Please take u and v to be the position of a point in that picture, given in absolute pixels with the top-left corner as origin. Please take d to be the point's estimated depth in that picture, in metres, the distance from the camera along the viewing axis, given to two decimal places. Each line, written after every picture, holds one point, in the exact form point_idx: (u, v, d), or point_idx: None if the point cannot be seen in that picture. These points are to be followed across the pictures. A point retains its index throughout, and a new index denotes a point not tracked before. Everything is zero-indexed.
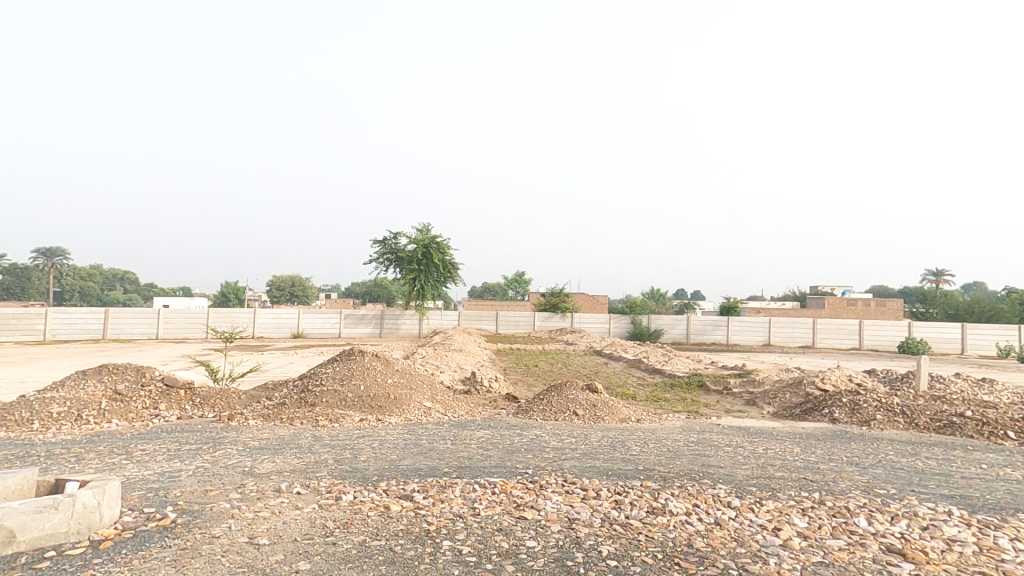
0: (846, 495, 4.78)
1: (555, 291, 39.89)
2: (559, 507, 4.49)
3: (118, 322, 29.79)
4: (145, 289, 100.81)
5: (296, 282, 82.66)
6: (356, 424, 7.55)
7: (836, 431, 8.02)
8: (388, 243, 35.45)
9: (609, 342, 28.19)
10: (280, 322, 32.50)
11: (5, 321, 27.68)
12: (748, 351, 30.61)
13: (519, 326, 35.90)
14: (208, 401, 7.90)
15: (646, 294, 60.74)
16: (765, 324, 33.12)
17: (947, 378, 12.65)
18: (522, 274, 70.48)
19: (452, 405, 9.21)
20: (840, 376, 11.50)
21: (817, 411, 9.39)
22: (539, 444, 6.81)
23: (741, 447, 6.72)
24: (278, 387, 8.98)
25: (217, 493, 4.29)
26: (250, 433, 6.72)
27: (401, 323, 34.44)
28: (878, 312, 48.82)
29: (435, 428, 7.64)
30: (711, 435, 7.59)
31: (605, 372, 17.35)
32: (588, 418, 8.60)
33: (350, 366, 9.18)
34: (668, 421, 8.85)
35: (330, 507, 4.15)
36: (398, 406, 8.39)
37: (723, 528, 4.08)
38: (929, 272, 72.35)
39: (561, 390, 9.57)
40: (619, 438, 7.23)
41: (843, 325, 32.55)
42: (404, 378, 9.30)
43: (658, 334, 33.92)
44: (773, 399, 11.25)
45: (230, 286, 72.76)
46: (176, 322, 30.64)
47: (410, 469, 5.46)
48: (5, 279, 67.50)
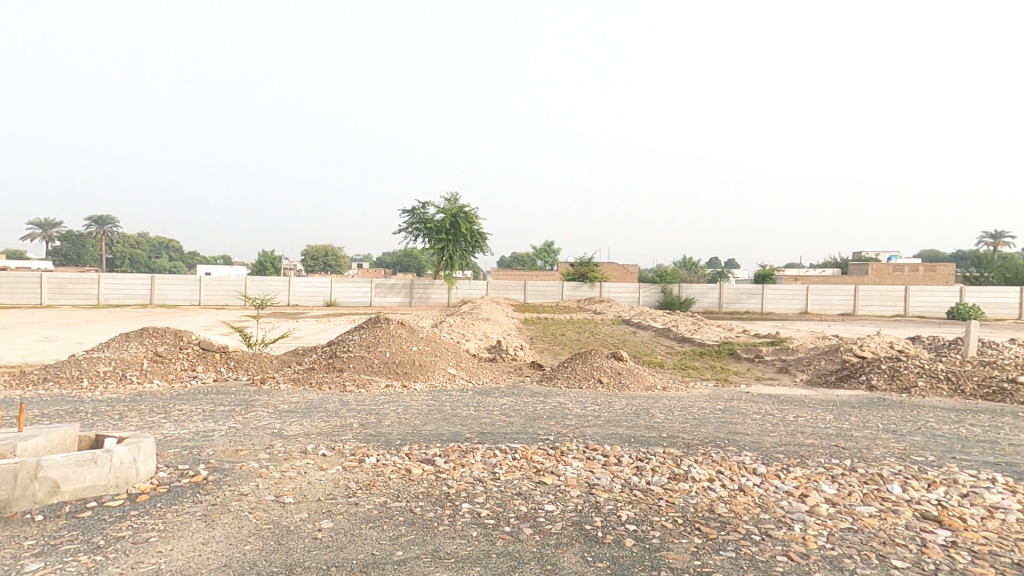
0: (880, 462, 4.60)
1: (583, 261, 39.52)
2: (579, 473, 4.48)
3: (163, 289, 31.11)
4: (188, 258, 105.00)
5: (330, 252, 84.53)
6: (383, 390, 7.73)
7: (873, 398, 7.73)
8: (416, 213, 35.57)
9: (639, 311, 27.88)
10: (313, 292, 33.41)
11: (62, 285, 29.39)
12: (783, 319, 29.80)
13: (547, 296, 35.86)
14: (242, 365, 8.19)
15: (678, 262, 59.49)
16: (803, 291, 32.06)
17: (998, 344, 12.01)
18: (551, 243, 69.94)
19: (477, 372, 9.32)
20: (880, 343, 11.06)
21: (854, 378, 9.08)
22: (561, 411, 6.82)
23: (770, 414, 6.55)
24: (308, 352, 9.24)
25: (246, 453, 4.44)
26: (281, 397, 6.95)
27: (430, 293, 34.87)
28: (926, 277, 46.53)
29: (459, 395, 7.76)
30: (739, 402, 7.44)
31: (633, 341, 17.20)
32: (612, 385, 8.57)
33: (376, 333, 9.35)
34: (695, 388, 8.72)
35: (353, 469, 4.25)
36: (423, 373, 8.54)
37: (747, 494, 3.99)
38: (984, 235, 68.04)
39: (585, 358, 9.54)
40: (643, 406, 7.16)
41: (887, 291, 31.18)
42: (429, 346, 9.41)
43: (689, 303, 33.32)
44: (807, 366, 10.94)
45: (267, 255, 75.14)
46: (217, 289, 31.78)
47: (433, 434, 5.54)
48: (61, 247, 71.51)
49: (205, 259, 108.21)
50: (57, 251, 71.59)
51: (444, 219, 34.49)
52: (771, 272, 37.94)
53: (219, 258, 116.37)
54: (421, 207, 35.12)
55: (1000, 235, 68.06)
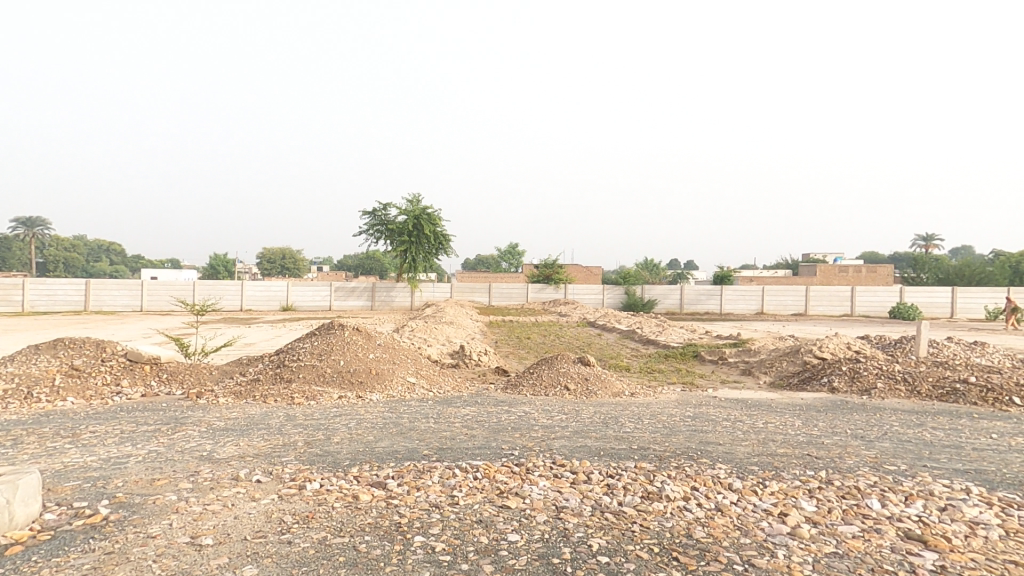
0: (855, 473, 4.43)
1: (547, 263, 39.42)
2: (546, 494, 4.11)
3: (100, 295, 29.08)
4: (133, 260, 99.32)
5: (289, 254, 81.82)
6: (334, 402, 7.16)
7: (836, 401, 7.70)
8: (377, 215, 34.57)
9: (602, 313, 27.89)
10: (269, 295, 32.02)
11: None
12: (741, 320, 30.51)
13: (512, 298, 35.56)
14: (176, 377, 7.55)
15: (639, 264, 60.35)
16: (758, 292, 32.93)
17: (941, 342, 12.47)
18: (515, 245, 69.69)
19: (438, 379, 8.84)
20: (838, 344, 11.21)
21: (816, 380, 9.10)
22: (526, 422, 6.43)
23: (740, 421, 6.37)
24: (253, 361, 8.57)
25: (165, 483, 3.85)
26: (217, 413, 6.33)
27: (393, 295, 33.99)
28: (869, 278, 48.86)
29: (418, 406, 7.29)
30: (707, 409, 7.26)
31: (598, 343, 17.08)
32: (579, 392, 8.26)
33: (329, 340, 8.72)
34: (663, 394, 8.53)
35: (290, 499, 3.74)
36: (380, 382, 8.00)
37: (725, 515, 3.72)
38: (918, 236, 72.08)
39: (551, 363, 9.22)
40: (611, 414, 6.88)
41: (836, 292, 32.41)
42: (386, 352, 8.87)
43: (652, 304, 33.70)
44: (769, 368, 10.97)
45: (220, 258, 72.03)
46: (161, 294, 29.95)
47: (386, 452, 5.05)
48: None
49: (152, 263, 102.52)
50: None
51: (406, 220, 33.64)
52: (728, 273, 38.88)
53: (168, 261, 110.61)
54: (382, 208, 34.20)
55: (932, 236, 72.67)
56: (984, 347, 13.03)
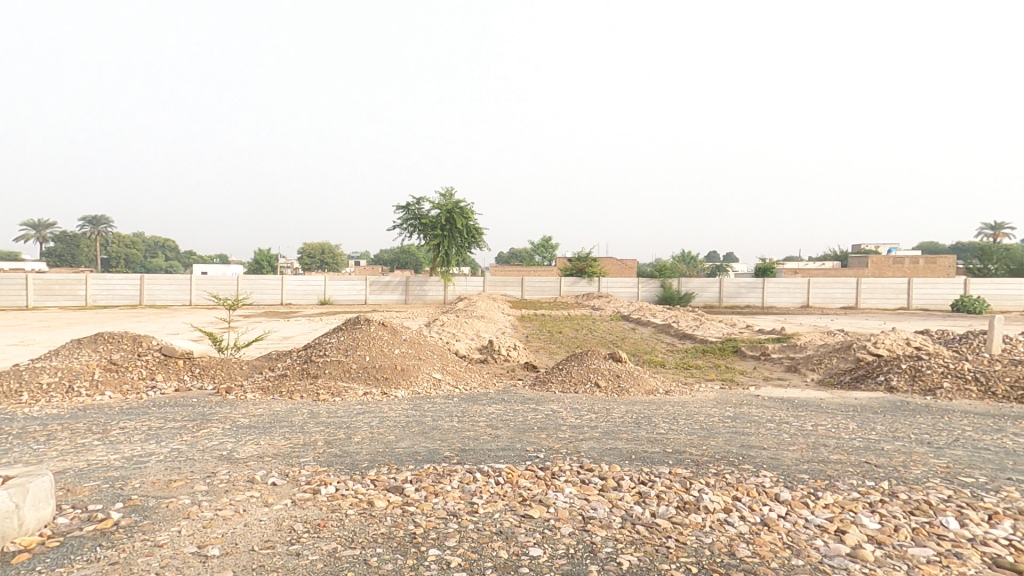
0: (924, 486, 3.94)
1: (580, 256, 38.82)
2: (572, 503, 3.81)
3: (152, 289, 30.40)
4: (184, 256, 104.08)
5: (327, 250, 84.03)
6: (359, 399, 7.07)
7: (895, 402, 7.08)
8: (411, 210, 34.80)
9: (637, 306, 27.19)
10: (307, 289, 32.76)
11: (47, 286, 28.66)
12: (785, 313, 29.21)
13: (545, 292, 35.19)
14: (208, 372, 7.59)
15: (676, 257, 58.78)
16: (803, 285, 31.43)
17: (1011, 338, 11.48)
18: (549, 238, 69.16)
19: (465, 376, 8.66)
20: (895, 339, 10.40)
21: (871, 379, 8.43)
22: (554, 421, 6.14)
23: (786, 423, 5.89)
24: (283, 356, 8.59)
25: (180, 484, 3.75)
26: (244, 409, 6.30)
27: (426, 289, 34.17)
28: (926, 269, 45.96)
29: (443, 403, 7.12)
30: (749, 409, 6.79)
31: (632, 338, 16.61)
32: (610, 390, 7.90)
33: (356, 335, 8.66)
34: (701, 392, 8.07)
35: (303, 504, 3.57)
36: (406, 378, 7.88)
37: (773, 531, 3.33)
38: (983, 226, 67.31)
39: (581, 359, 8.89)
40: (644, 414, 6.51)
41: (890, 283, 30.57)
42: (412, 348, 8.74)
43: (689, 297, 32.68)
44: (817, 365, 10.29)
45: (264, 253, 74.78)
46: (207, 288, 31.09)
47: (407, 453, 4.86)
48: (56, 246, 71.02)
49: (201, 259, 107.24)
50: (51, 251, 70.81)
51: (439, 214, 33.72)
52: (770, 265, 37.30)
53: (216, 256, 115.44)
54: (416, 203, 34.43)
55: (1001, 225, 67.22)
56: None
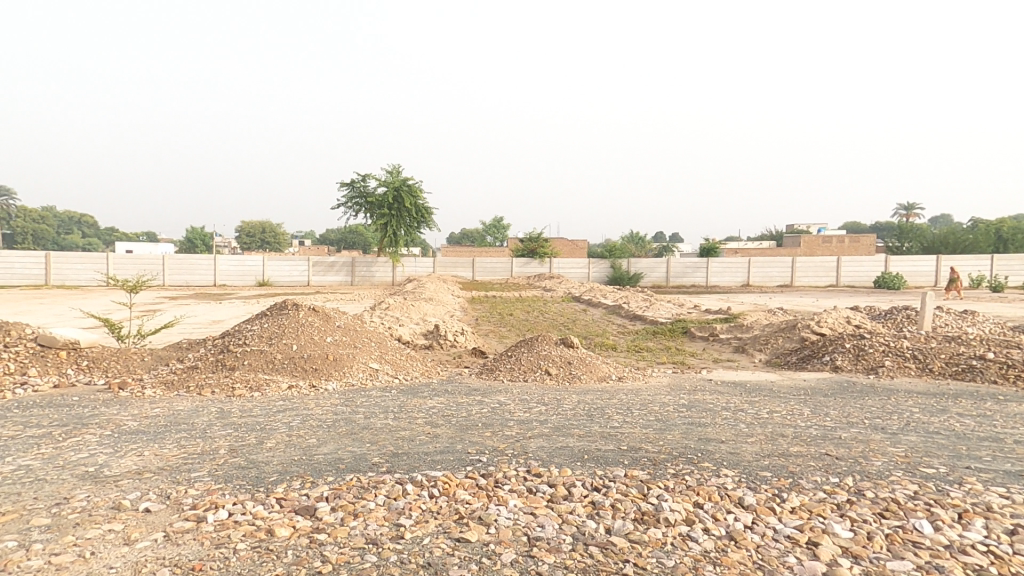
0: (890, 481, 3.67)
1: (531, 236, 38.37)
2: (515, 520, 3.29)
3: (61, 268, 27.51)
4: (106, 232, 95.74)
5: (268, 229, 79.73)
6: (283, 393, 6.27)
7: (843, 382, 7.01)
8: (357, 186, 33.06)
9: (588, 287, 27.14)
10: (243, 270, 30.67)
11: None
12: (727, 292, 30.06)
13: (496, 273, 34.61)
14: (98, 364, 6.62)
15: (624, 236, 59.77)
16: (744, 265, 32.48)
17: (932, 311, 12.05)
18: (500, 218, 68.38)
19: (405, 365, 7.98)
20: (837, 318, 10.57)
21: (817, 358, 8.41)
22: (500, 416, 5.61)
23: (741, 411, 5.61)
24: (195, 346, 7.58)
25: (10, 519, 2.92)
26: (137, 408, 5.40)
27: (373, 270, 32.80)
28: (852, 247, 48.91)
29: (379, 396, 6.44)
30: (704, 395, 6.50)
31: (583, 320, 16.40)
32: (561, 377, 7.48)
33: (281, 322, 7.75)
34: (654, 378, 7.79)
35: (179, 539, 2.83)
36: (338, 368, 7.11)
37: (741, 548, 2.93)
38: (898, 205, 72.62)
39: (531, 345, 8.39)
40: (598, 406, 6.09)
41: (822, 262, 32.07)
42: (347, 335, 7.93)
43: (638, 278, 33.05)
44: (764, 345, 10.29)
45: (196, 231, 69.89)
46: (128, 268, 28.51)
47: (328, 460, 4.16)
48: None
49: (127, 235, 99.23)
50: None
51: (387, 192, 32.19)
52: (714, 246, 38.32)
53: (142, 232, 107.11)
54: (361, 179, 32.72)
55: (913, 206, 73.01)
56: (974, 315, 12.67)
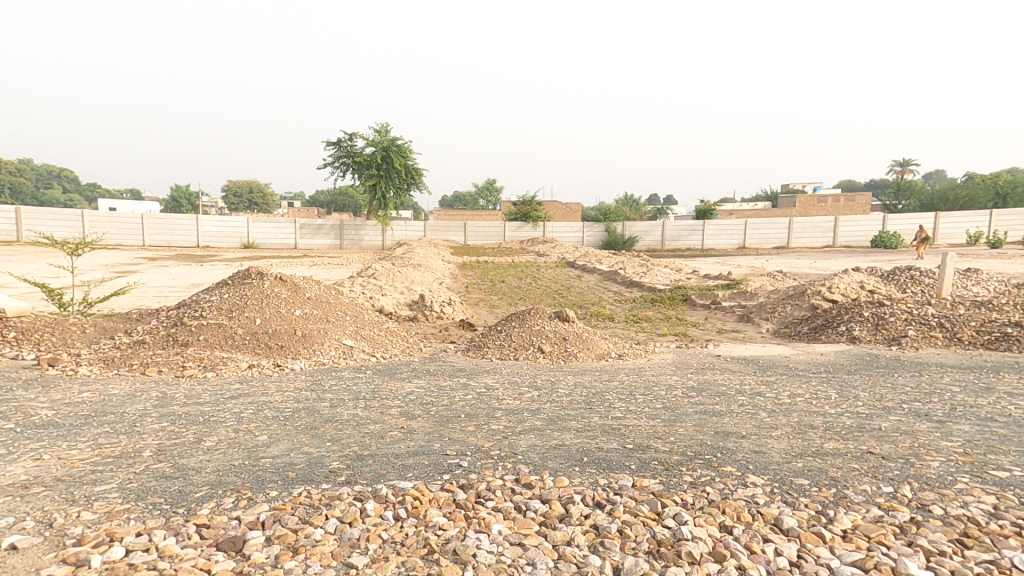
0: (960, 494, 3.00)
1: (525, 199, 37.22)
2: (498, 556, 2.60)
3: (34, 225, 26.29)
4: (89, 190, 92.58)
5: (255, 189, 77.52)
6: (241, 373, 5.53)
7: (864, 356, 6.35)
8: (343, 146, 31.54)
9: (582, 251, 26.27)
10: (226, 232, 29.51)
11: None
12: (723, 255, 29.36)
13: (488, 237, 33.64)
14: (30, 337, 5.84)
15: (619, 199, 58.60)
16: (741, 227, 31.67)
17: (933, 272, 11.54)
18: (493, 181, 66.61)
19: (384, 341, 7.24)
20: (850, 283, 9.89)
21: (831, 328, 7.72)
22: (487, 406, 4.95)
23: (760, 394, 4.94)
24: (147, 317, 6.76)
25: None
26: (62, 391, 4.64)
27: (362, 234, 31.69)
28: (847, 207, 48.03)
29: (352, 379, 5.74)
30: (714, 375, 5.81)
31: (578, 287, 15.69)
32: (556, 355, 6.81)
33: (243, 292, 6.90)
34: (657, 354, 7.11)
35: None
36: (308, 346, 6.35)
37: None
38: (895, 163, 71.15)
39: (522, 318, 7.67)
40: (597, 391, 5.40)
41: (819, 223, 31.27)
42: (318, 309, 7.13)
43: (633, 241, 32.25)
44: (771, 314, 9.61)
45: (181, 191, 67.76)
46: (106, 227, 27.33)
47: (276, 466, 3.44)
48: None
49: (110, 195, 96.18)
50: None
51: (374, 152, 30.76)
52: (710, 207, 37.33)
53: (128, 191, 104.12)
54: (347, 138, 31.24)
55: (909, 164, 71.68)
56: (977, 273, 12.06)
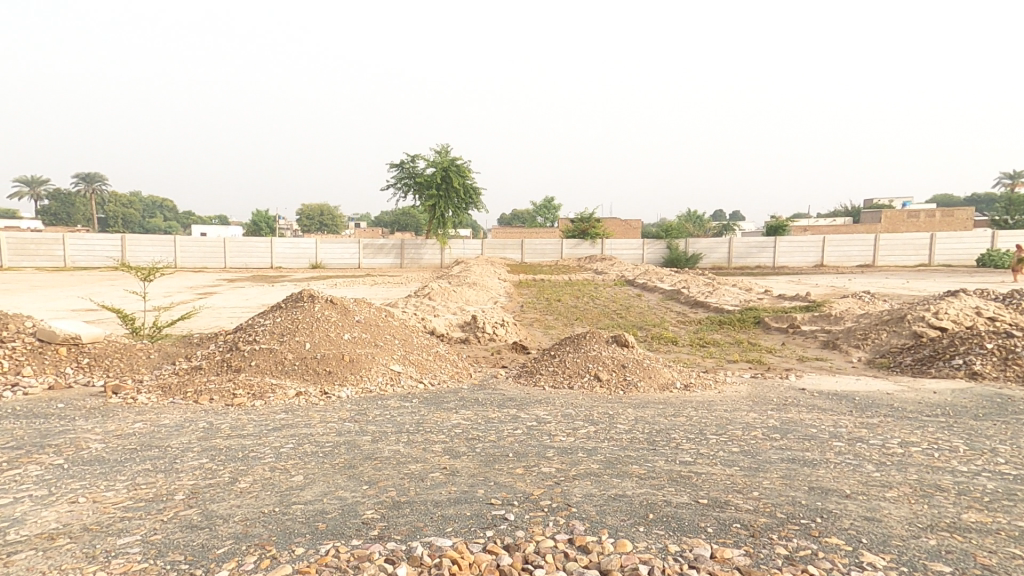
0: None
1: (582, 216, 36.71)
2: None
3: (134, 250, 28.86)
4: (182, 215, 101.42)
5: (326, 212, 81.90)
6: (288, 401, 5.42)
7: (991, 397, 5.33)
8: (406, 167, 32.52)
9: (642, 270, 25.37)
10: (297, 254, 31.01)
11: (24, 246, 27.05)
12: (797, 274, 27.33)
13: (545, 255, 33.29)
14: (100, 362, 6.05)
15: (682, 216, 56.74)
16: (818, 243, 29.46)
17: None
18: (552, 199, 66.54)
19: (433, 366, 6.99)
20: (961, 309, 8.62)
21: (941, 361, 6.66)
22: (537, 444, 4.49)
23: (864, 442, 4.15)
24: (208, 341, 6.89)
25: None
26: (117, 420, 4.68)
27: (422, 253, 32.25)
28: (943, 223, 43.67)
29: (397, 409, 5.48)
30: (799, 413, 5.04)
31: (638, 307, 14.95)
32: (613, 385, 6.26)
33: (295, 316, 6.89)
34: (728, 385, 6.37)
35: None
36: (355, 372, 6.20)
37: None
38: (1001, 174, 64.36)
39: (576, 343, 7.19)
40: (662, 428, 4.80)
41: (910, 240, 28.48)
42: (367, 332, 7.01)
43: (696, 259, 30.79)
44: (862, 341, 8.53)
45: (262, 215, 72.77)
46: (193, 251, 29.56)
47: (306, 515, 3.15)
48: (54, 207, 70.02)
49: (201, 219, 105.13)
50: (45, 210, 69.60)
51: (434, 173, 31.42)
52: (782, 223, 35.12)
53: (216, 216, 113.40)
54: (410, 161, 32.17)
55: (1020, 176, 64.42)
56: None
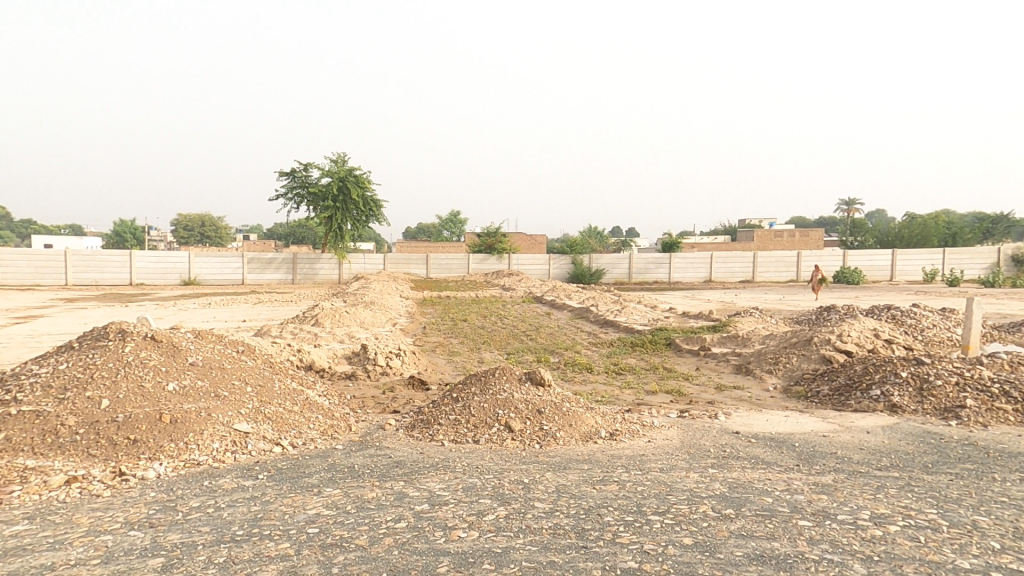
0: None
1: (488, 231, 35.99)
2: None
3: None
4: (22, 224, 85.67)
5: (207, 222, 73.64)
6: (45, 498, 3.58)
7: (926, 437, 4.94)
8: (297, 176, 29.61)
9: (550, 286, 24.97)
10: (165, 269, 26.67)
11: None
12: (692, 289, 28.61)
13: (451, 270, 31.89)
14: None
15: (585, 232, 58.48)
16: (707, 260, 31.20)
17: (931, 328, 10.62)
18: (457, 213, 65.57)
19: (300, 419, 5.36)
20: (861, 331, 8.70)
21: (860, 391, 6.36)
22: (425, 550, 3.16)
23: (835, 519, 3.34)
24: None
25: None
26: None
27: (317, 268, 29.23)
28: (802, 242, 49.04)
29: (227, 496, 3.83)
30: (746, 472, 4.22)
31: (548, 327, 14.16)
32: (527, 437, 5.12)
33: (89, 362, 4.96)
34: (659, 430, 5.51)
35: None
36: (174, 438, 4.44)
37: None
38: (842, 202, 74.28)
39: (483, 381, 5.95)
40: (592, 507, 3.71)
41: (782, 257, 31.21)
42: (204, 378, 5.22)
43: (600, 274, 31.14)
44: (775, 366, 8.25)
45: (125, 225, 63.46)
46: (21, 266, 24.30)
47: None
48: None
49: (47, 229, 89.64)
50: None
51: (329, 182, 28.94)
52: (675, 240, 36.99)
53: (67, 227, 97.28)
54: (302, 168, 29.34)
55: (853, 203, 74.97)
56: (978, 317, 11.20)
